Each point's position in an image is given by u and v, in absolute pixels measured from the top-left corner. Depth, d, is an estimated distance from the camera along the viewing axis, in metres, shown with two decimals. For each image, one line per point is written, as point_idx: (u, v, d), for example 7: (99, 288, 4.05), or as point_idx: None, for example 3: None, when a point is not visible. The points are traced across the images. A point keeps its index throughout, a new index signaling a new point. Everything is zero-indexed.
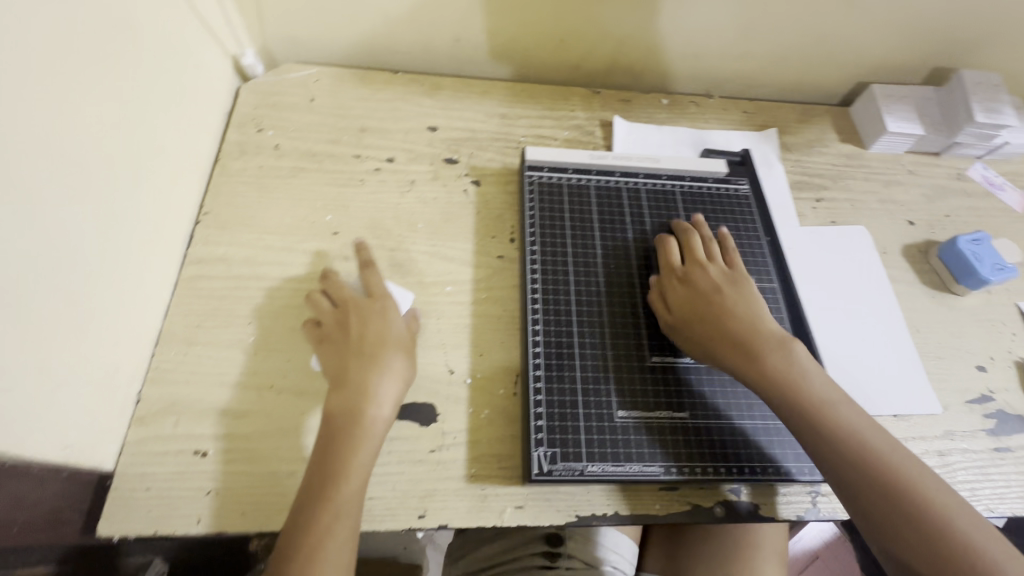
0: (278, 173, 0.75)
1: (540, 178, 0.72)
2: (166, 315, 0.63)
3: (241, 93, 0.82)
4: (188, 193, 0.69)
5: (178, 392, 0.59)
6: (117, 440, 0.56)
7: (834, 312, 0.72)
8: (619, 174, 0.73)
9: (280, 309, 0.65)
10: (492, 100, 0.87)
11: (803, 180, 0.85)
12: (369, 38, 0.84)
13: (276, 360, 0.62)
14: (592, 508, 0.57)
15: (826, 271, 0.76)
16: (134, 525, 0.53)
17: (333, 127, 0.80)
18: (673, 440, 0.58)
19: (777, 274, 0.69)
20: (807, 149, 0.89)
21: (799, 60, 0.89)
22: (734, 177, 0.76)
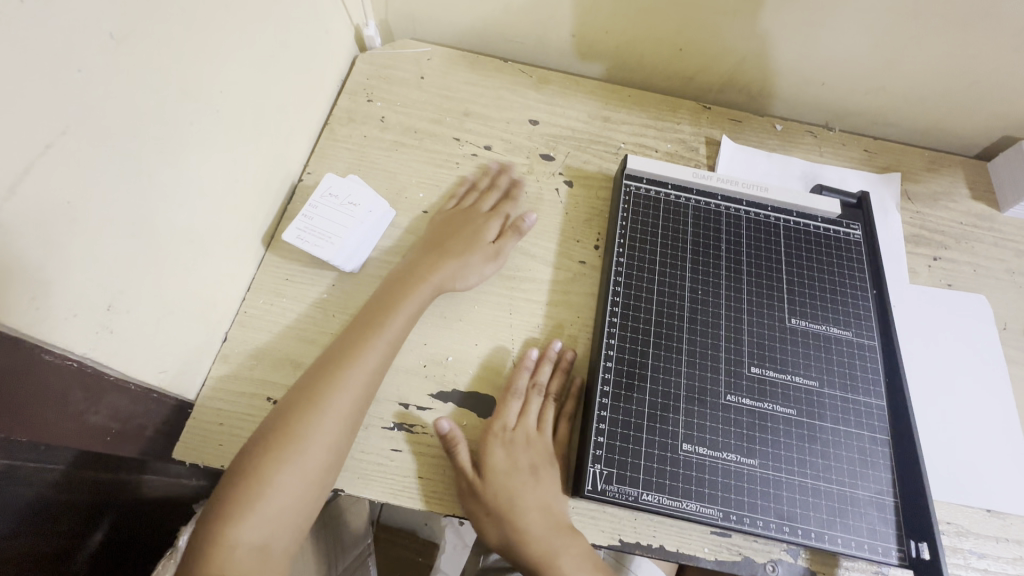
0: (380, 144, 0.77)
1: (637, 189, 0.69)
2: (259, 264, 0.66)
3: (357, 62, 0.84)
4: (295, 152, 0.72)
5: (261, 339, 0.62)
6: (201, 373, 0.59)
7: (935, 383, 0.66)
8: (721, 198, 0.70)
9: (362, 276, 0.67)
10: (598, 101, 0.85)
11: (922, 234, 0.78)
12: (486, 23, 0.84)
13: (353, 325, 0.64)
14: (637, 536, 0.56)
15: (932, 341, 0.69)
16: (205, 455, 0.57)
17: (438, 107, 0.81)
18: (735, 486, 0.55)
19: (879, 332, 0.63)
20: (931, 201, 0.81)
21: (939, 103, 0.81)
22: (846, 220, 0.71)
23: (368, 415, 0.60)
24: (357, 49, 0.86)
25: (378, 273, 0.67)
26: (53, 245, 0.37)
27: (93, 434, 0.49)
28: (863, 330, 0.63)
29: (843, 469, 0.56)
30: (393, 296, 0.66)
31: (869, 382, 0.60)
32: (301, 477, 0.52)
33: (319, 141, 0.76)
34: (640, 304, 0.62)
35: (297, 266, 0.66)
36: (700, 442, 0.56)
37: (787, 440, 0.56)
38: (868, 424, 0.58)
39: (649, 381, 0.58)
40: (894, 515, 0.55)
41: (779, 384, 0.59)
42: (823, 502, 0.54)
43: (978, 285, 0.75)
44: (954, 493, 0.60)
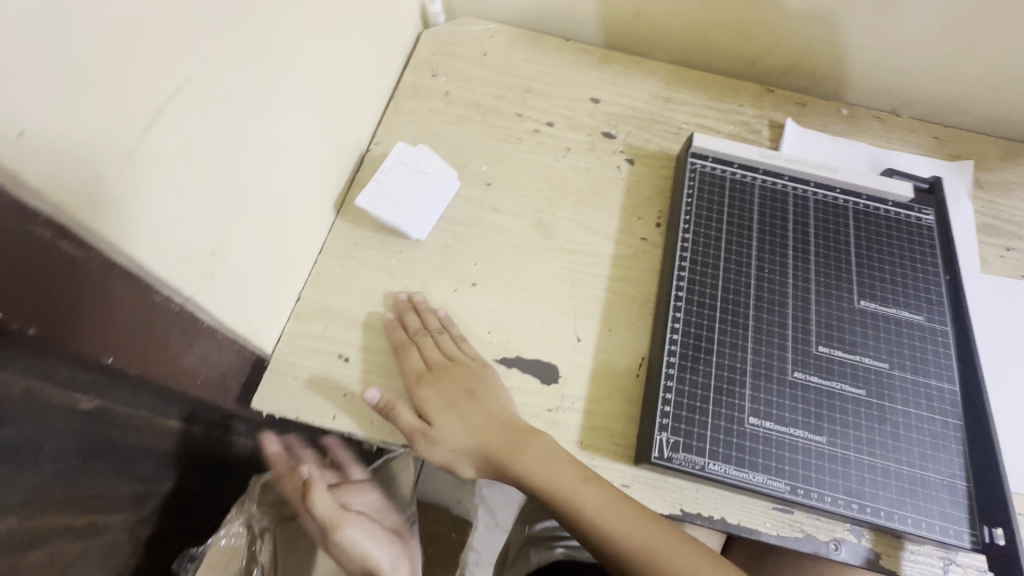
0: (444, 118, 0.78)
1: (703, 167, 0.69)
2: (330, 229, 0.68)
3: (422, 39, 0.85)
4: (365, 123, 0.74)
5: (332, 300, 0.64)
6: (278, 329, 0.62)
7: (1009, 374, 0.64)
8: (788, 178, 0.69)
9: (428, 244, 0.68)
10: (660, 82, 0.85)
11: (996, 224, 0.76)
12: (550, 2, 0.85)
13: (419, 291, 0.65)
14: (700, 507, 0.56)
15: (1006, 332, 0.67)
16: (280, 406, 0.59)
17: (501, 84, 0.82)
18: (803, 461, 0.54)
19: (951, 318, 0.62)
20: (1006, 191, 0.79)
21: (1019, 89, 0.78)
22: (918, 205, 0.69)
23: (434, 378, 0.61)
24: (421, 26, 0.88)
25: (444, 242, 0.69)
26: (168, 182, 0.39)
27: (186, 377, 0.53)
28: (936, 316, 0.62)
29: (913, 450, 0.55)
30: (458, 264, 0.67)
31: (942, 368, 0.59)
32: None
33: (385, 113, 0.78)
34: (706, 279, 0.62)
35: (366, 232, 0.68)
36: (766, 417, 0.56)
37: (855, 419, 0.56)
38: (940, 408, 0.57)
39: (715, 355, 0.58)
40: (965, 499, 0.54)
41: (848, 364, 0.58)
42: (892, 482, 0.54)
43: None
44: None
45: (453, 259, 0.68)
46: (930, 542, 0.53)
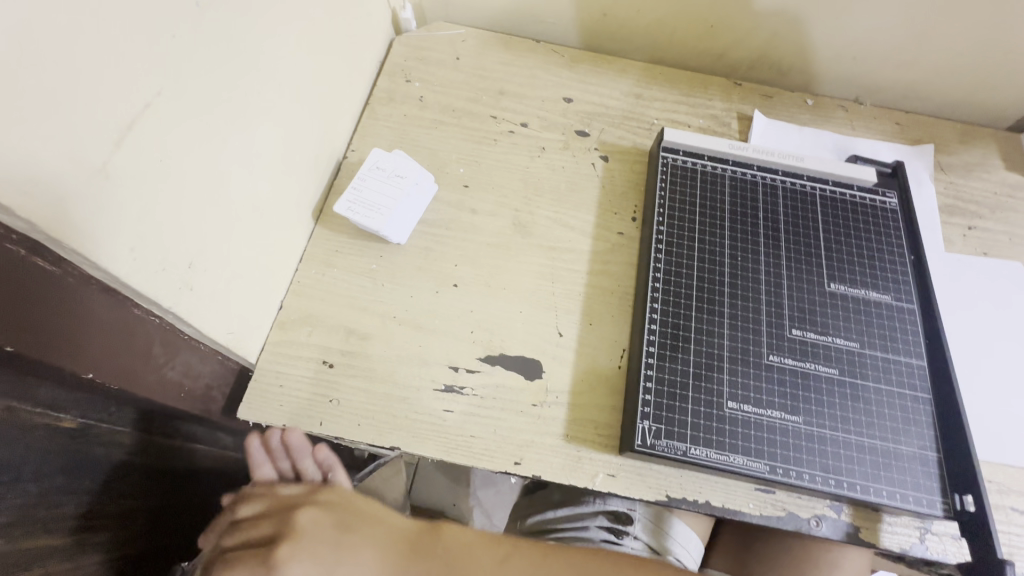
0: (419, 122, 0.79)
1: (675, 161, 0.71)
2: (310, 236, 0.69)
3: (394, 45, 0.86)
4: (340, 131, 0.74)
5: (314, 308, 0.65)
6: (261, 339, 0.62)
7: (972, 348, 0.67)
8: (757, 168, 0.71)
9: (408, 247, 0.69)
10: (629, 81, 0.86)
11: (957, 205, 0.79)
12: (519, 5, 0.86)
13: (401, 294, 0.66)
14: (685, 492, 0.57)
15: (971, 308, 0.69)
16: (267, 415, 0.59)
17: (473, 87, 0.83)
18: (781, 442, 0.56)
19: (917, 296, 0.64)
20: (965, 173, 0.82)
21: (973, 74, 0.81)
22: (881, 188, 0.71)
23: (420, 379, 0.62)
24: (393, 33, 0.88)
25: (424, 245, 0.69)
26: (139, 189, 0.39)
27: (169, 389, 0.53)
28: (904, 295, 0.64)
29: (888, 426, 0.57)
30: (439, 266, 0.68)
31: (910, 345, 0.61)
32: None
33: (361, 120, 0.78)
34: (683, 271, 0.64)
35: (346, 239, 0.69)
36: (744, 401, 0.57)
37: (830, 398, 0.58)
38: (910, 383, 0.59)
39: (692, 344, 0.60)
40: (936, 469, 0.56)
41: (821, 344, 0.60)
42: (867, 457, 0.56)
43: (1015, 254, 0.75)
44: (998, 452, 0.61)
45: (433, 261, 0.68)
46: (906, 512, 0.55)
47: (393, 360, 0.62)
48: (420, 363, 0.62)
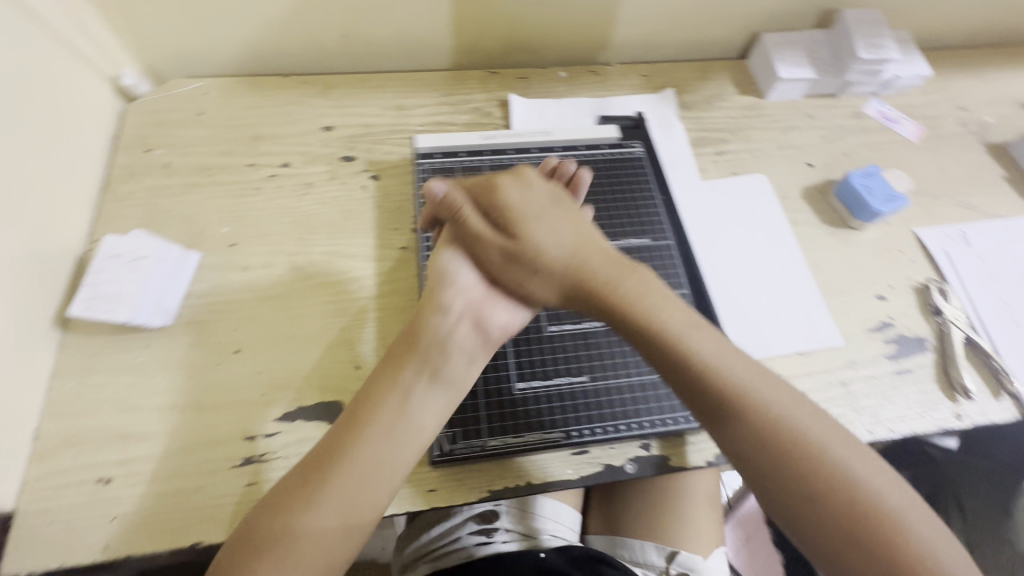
0: (170, 190, 0.74)
1: (431, 165, 0.72)
2: (59, 347, 0.62)
3: (127, 114, 0.80)
4: (73, 223, 0.68)
5: (78, 426, 0.58)
6: (14, 479, 0.55)
7: (733, 260, 0.74)
8: (512, 151, 0.74)
9: (179, 326, 0.65)
10: (384, 93, 0.86)
11: (701, 134, 0.87)
12: (253, 45, 0.83)
13: (179, 378, 0.62)
14: (506, 482, 0.56)
15: (728, 223, 0.77)
16: (36, 561, 0.52)
17: (225, 137, 0.79)
18: (572, 405, 0.59)
19: (673, 231, 0.71)
20: (707, 107, 0.90)
21: (689, 17, 0.90)
22: (628, 142, 0.77)
23: (214, 460, 0.58)
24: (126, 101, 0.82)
25: (196, 319, 0.65)
26: None
27: None
28: (653, 233, 0.71)
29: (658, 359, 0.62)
30: (217, 337, 0.64)
31: (659, 277, 0.67)
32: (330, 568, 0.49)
33: (109, 205, 0.72)
34: (315, 322, 0.56)
35: (102, 339, 0.63)
36: (503, 391, 0.59)
37: (608, 349, 0.62)
38: None
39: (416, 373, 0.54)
40: None
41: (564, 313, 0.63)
42: (650, 393, 0.61)
43: (761, 166, 0.84)
44: (771, 341, 0.69)
45: (209, 333, 0.64)
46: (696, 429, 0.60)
47: (181, 451, 0.58)
48: (212, 444, 0.58)
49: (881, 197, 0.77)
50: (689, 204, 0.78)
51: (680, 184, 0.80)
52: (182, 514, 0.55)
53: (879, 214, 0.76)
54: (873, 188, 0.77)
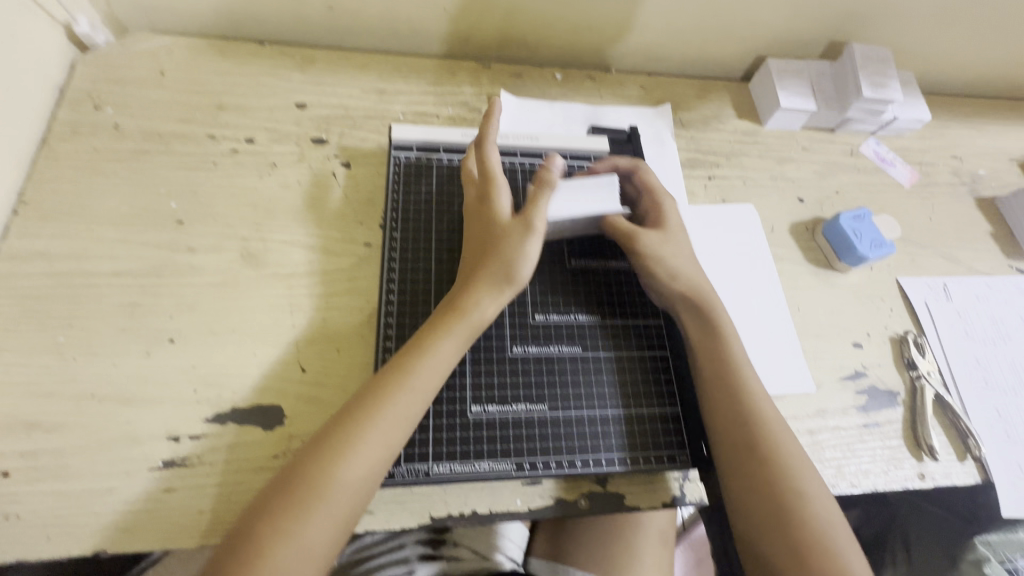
0: (318, 84, 0.64)
1: (614, 137, 0.65)
2: (171, 206, 0.54)
3: (252, 3, 0.63)
4: (227, 91, 0.61)
5: (167, 284, 0.50)
6: (104, 289, 0.49)
7: (987, 342, 0.61)
8: (712, 169, 0.69)
9: (363, 198, 0.58)
10: (607, 44, 0.72)
11: (967, 202, 0.72)
12: (457, 47, 0.71)
13: (365, 232, 0.56)
14: (619, 486, 0.47)
15: (982, 321, 0.62)
16: (23, 445, 0.43)
17: (405, 38, 0.69)
18: (656, 431, 0.48)
19: (903, 297, 0.63)
20: (973, 163, 0.76)
21: (941, 99, 0.81)
22: (847, 198, 0.70)
23: (338, 371, 0.49)
24: (239, 14, 0.64)
25: (368, 208, 0.58)
26: None
27: None
28: (866, 303, 0.62)
29: (810, 415, 0.55)
30: (345, 234, 0.56)
31: (836, 337, 0.59)
32: (346, 494, 0.38)
33: (248, 64, 0.64)
34: (452, 272, 0.52)
35: (213, 203, 0.55)
36: (652, 396, 0.49)
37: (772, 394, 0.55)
38: (884, 384, 0.58)
39: (536, 356, 0.49)
40: (911, 473, 0.53)
41: None
42: (827, 465, 0.52)
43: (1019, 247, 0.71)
44: (1011, 478, 0.54)
45: (342, 229, 0.56)
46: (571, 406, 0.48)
47: (258, 355, 0.49)
48: (344, 345, 0.50)
49: (869, 242, 0.62)
50: (934, 282, 0.65)
51: (923, 249, 0.67)
52: (272, 398, 0.47)
53: (865, 260, 0.61)
54: (862, 231, 0.62)
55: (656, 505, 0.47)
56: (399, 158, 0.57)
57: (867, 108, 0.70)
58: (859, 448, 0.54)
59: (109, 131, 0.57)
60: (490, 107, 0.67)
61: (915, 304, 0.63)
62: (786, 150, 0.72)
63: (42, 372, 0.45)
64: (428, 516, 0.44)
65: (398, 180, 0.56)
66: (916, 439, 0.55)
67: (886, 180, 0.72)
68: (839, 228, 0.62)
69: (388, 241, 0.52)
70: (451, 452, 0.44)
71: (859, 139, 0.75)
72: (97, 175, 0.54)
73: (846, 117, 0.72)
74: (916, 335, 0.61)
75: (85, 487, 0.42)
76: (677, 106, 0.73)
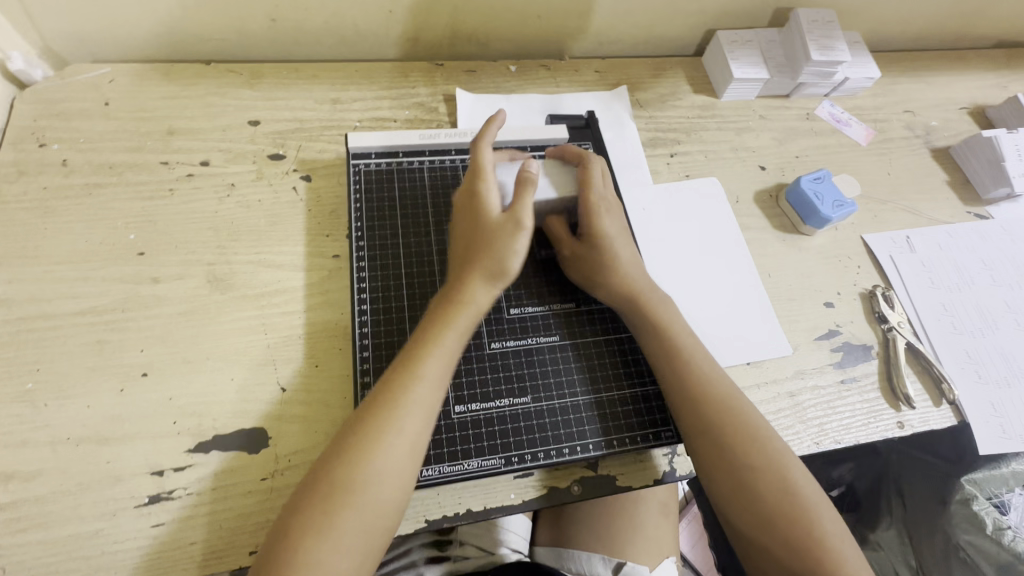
0: (269, 99, 0.63)
1: (573, 125, 0.65)
2: (129, 237, 0.53)
3: (191, 23, 0.61)
4: (176, 114, 0.60)
5: (134, 318, 0.49)
6: (67, 330, 0.48)
7: (952, 289, 0.63)
8: (673, 146, 0.69)
9: (327, 210, 0.57)
10: (558, 31, 0.72)
11: (922, 154, 0.74)
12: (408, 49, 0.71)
13: (332, 244, 0.56)
14: (610, 468, 0.48)
15: (946, 269, 0.64)
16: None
17: (353, 44, 0.68)
18: (640, 410, 0.49)
19: (869, 254, 0.65)
20: (925, 116, 0.78)
21: (888, 56, 0.83)
22: (807, 161, 0.71)
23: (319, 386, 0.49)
24: (180, 36, 0.62)
25: (333, 219, 0.57)
26: None
27: None
28: (834, 263, 0.63)
29: (789, 377, 0.56)
30: (312, 248, 0.55)
31: (807, 299, 0.61)
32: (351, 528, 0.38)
33: (195, 86, 0.62)
34: (423, 275, 0.52)
35: (173, 231, 0.54)
36: (632, 376, 0.50)
37: (750, 361, 0.56)
38: (857, 340, 0.59)
39: (514, 350, 0.49)
40: (891, 422, 0.55)
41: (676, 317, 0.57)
42: (810, 424, 0.53)
43: (975, 193, 0.72)
44: (985, 418, 0.56)
45: (309, 244, 0.55)
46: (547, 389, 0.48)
47: (235, 380, 0.48)
48: (322, 360, 0.50)
49: (831, 203, 0.63)
50: (897, 235, 0.66)
51: (884, 205, 0.69)
52: (254, 421, 0.47)
53: (828, 222, 0.63)
54: (823, 193, 0.63)
55: (647, 481, 0.48)
56: (358, 165, 0.56)
57: (818, 71, 0.72)
58: (839, 404, 0.55)
59: (56, 168, 0.55)
60: (447, 106, 0.67)
61: (881, 259, 0.64)
62: (743, 121, 0.73)
63: (13, 421, 0.44)
64: (423, 519, 0.44)
65: (359, 188, 0.55)
66: (893, 390, 0.56)
67: (843, 140, 0.73)
68: (801, 192, 0.63)
69: (355, 250, 0.52)
70: (438, 454, 0.44)
71: (813, 103, 0.76)
72: (48, 214, 0.53)
73: (799, 82, 0.73)
74: (885, 289, 0.62)
75: (69, 532, 0.41)
76: (633, 87, 0.73)
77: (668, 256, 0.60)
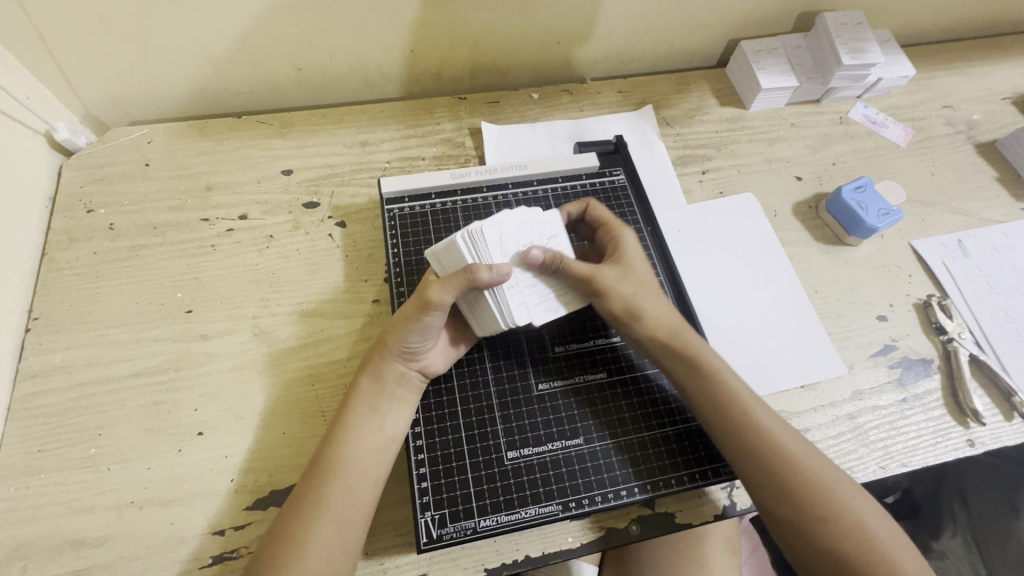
0: (300, 147, 0.64)
1: (602, 150, 0.65)
2: (177, 296, 0.54)
3: (222, 80, 0.63)
4: (211, 169, 0.62)
5: (187, 376, 0.50)
6: (125, 394, 0.49)
7: (1014, 294, 0.60)
8: (705, 162, 0.68)
9: (364, 255, 0.58)
10: (578, 56, 0.72)
11: (968, 151, 0.71)
12: (432, 85, 0.71)
13: (372, 289, 0.56)
14: (668, 506, 0.47)
15: (1004, 272, 0.61)
16: (72, 563, 0.43)
17: (378, 84, 0.69)
18: (694, 444, 0.48)
19: (920, 263, 0.62)
20: (966, 110, 0.75)
21: (921, 49, 0.80)
22: (846, 167, 0.69)
23: None
24: (212, 92, 0.64)
25: (372, 264, 0.58)
26: None
27: None
28: (883, 274, 0.61)
29: (847, 399, 0.54)
30: (353, 294, 0.56)
31: (859, 313, 0.59)
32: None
33: (229, 140, 0.64)
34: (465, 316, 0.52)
35: (217, 285, 0.55)
36: (685, 411, 0.49)
37: (804, 385, 0.54)
38: (916, 356, 0.56)
39: (561, 390, 0.48)
40: (960, 441, 0.52)
41: (723, 344, 0.55)
42: (875, 448, 0.51)
43: None
44: None
45: (349, 290, 0.56)
46: (589, 426, 0.47)
47: (288, 433, 0.49)
48: None
49: (875, 211, 0.61)
50: (948, 239, 0.63)
51: (931, 208, 0.66)
52: None
53: (874, 231, 0.60)
54: (865, 202, 0.61)
55: (709, 517, 0.47)
56: (392, 211, 0.56)
57: (849, 74, 0.69)
58: (903, 424, 0.53)
59: (105, 232, 0.57)
60: (473, 140, 0.67)
61: (933, 266, 0.61)
62: (775, 131, 0.71)
63: (80, 487, 0.45)
64: (483, 569, 0.43)
65: (395, 232, 0.56)
66: (960, 406, 0.54)
67: (880, 142, 0.71)
68: (843, 203, 0.61)
69: (396, 299, 0.52)
70: (495, 503, 0.44)
71: (846, 106, 0.74)
72: (100, 278, 0.54)
73: (830, 87, 0.71)
74: (941, 298, 0.59)
75: None
76: (658, 105, 0.72)
77: (710, 280, 0.59)
